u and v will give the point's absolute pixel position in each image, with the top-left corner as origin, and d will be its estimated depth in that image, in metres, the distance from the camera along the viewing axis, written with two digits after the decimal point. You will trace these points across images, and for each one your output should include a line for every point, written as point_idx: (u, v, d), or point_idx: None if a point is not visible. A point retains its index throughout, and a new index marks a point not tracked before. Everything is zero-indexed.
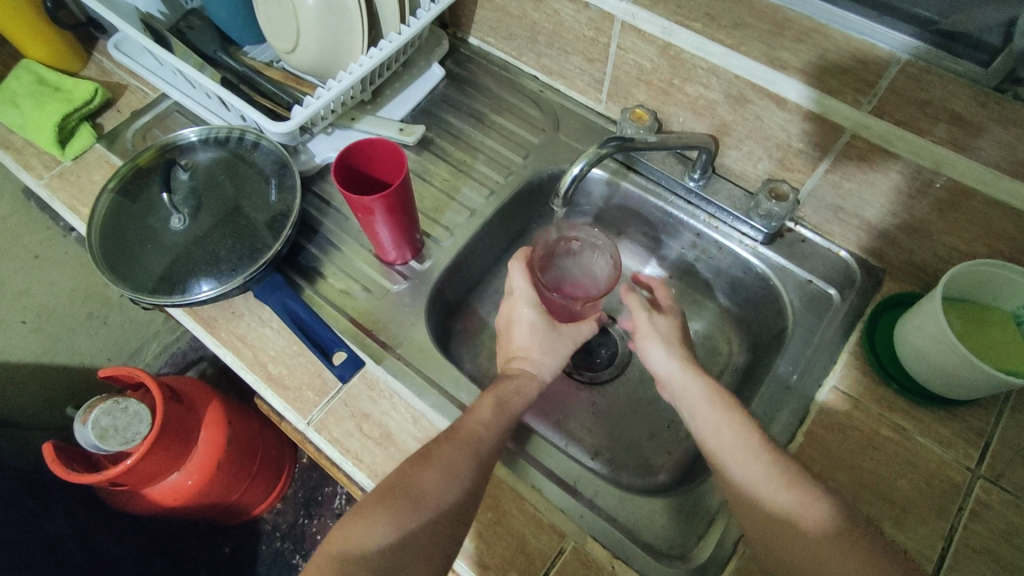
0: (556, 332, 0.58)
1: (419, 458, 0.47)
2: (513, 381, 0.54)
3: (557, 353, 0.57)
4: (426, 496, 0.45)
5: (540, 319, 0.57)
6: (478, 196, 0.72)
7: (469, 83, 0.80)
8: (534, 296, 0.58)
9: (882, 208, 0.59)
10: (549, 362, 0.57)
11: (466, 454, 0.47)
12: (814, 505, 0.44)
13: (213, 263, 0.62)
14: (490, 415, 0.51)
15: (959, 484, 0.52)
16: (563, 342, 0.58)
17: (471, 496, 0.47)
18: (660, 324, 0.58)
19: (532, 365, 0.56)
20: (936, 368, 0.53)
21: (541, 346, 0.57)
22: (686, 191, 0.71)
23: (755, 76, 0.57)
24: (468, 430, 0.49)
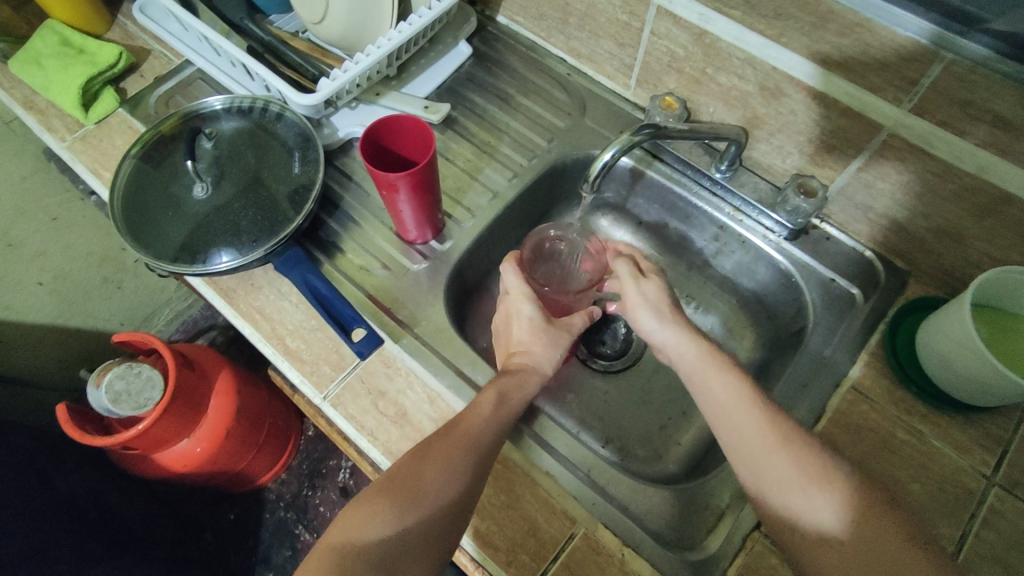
0: (553, 326, 0.58)
1: (420, 453, 0.47)
2: (518, 376, 0.54)
3: (557, 346, 0.57)
4: (425, 490, 0.45)
5: (538, 313, 0.57)
6: (501, 178, 0.71)
7: (496, 63, 0.79)
8: (530, 292, 0.58)
9: (913, 208, 0.58)
10: (549, 354, 0.56)
11: (465, 451, 0.47)
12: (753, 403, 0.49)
13: (234, 234, 0.62)
14: (490, 411, 0.50)
15: (973, 489, 0.52)
16: (563, 334, 0.58)
17: (469, 494, 0.47)
18: (649, 288, 0.58)
19: (533, 359, 0.56)
20: (960, 374, 0.52)
21: (540, 339, 0.57)
22: (711, 183, 0.69)
23: (793, 70, 0.56)
24: (467, 426, 0.49)
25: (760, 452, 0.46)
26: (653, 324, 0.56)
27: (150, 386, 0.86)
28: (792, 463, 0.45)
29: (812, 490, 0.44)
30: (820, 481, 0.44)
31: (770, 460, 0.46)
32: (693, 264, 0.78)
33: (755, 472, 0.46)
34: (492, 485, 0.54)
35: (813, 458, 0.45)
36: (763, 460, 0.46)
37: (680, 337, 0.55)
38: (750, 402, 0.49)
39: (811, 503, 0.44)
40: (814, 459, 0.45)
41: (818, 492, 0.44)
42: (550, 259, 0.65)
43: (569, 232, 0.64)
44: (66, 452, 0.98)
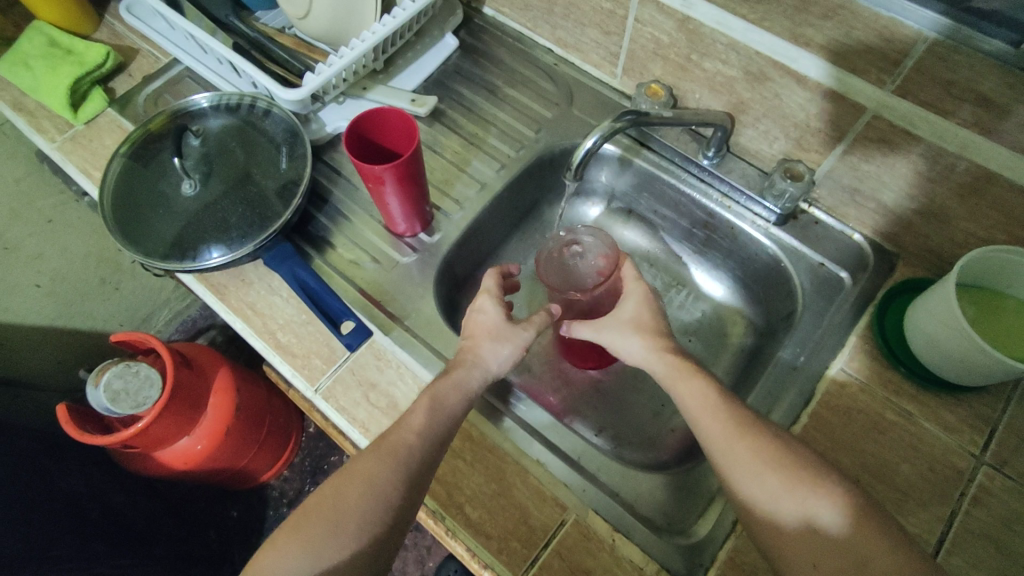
0: (513, 325, 0.55)
1: (347, 474, 0.47)
2: (458, 372, 0.52)
3: (509, 346, 0.54)
4: (347, 514, 0.45)
5: (498, 310, 0.56)
6: (489, 169, 0.71)
7: (483, 54, 0.79)
8: (497, 293, 0.57)
9: (899, 190, 0.58)
10: (495, 350, 0.53)
11: (388, 468, 0.46)
12: (720, 408, 0.49)
13: (223, 230, 0.62)
14: (423, 420, 0.48)
15: (962, 469, 0.52)
16: (525, 333, 0.56)
17: (398, 517, 0.46)
18: (618, 312, 0.58)
19: (477, 354, 0.53)
20: (946, 354, 0.52)
21: (493, 336, 0.54)
22: (699, 169, 0.69)
23: (777, 53, 0.56)
24: (395, 439, 0.47)
25: (724, 445, 0.47)
26: (633, 346, 0.55)
27: (145, 385, 0.87)
28: (752, 453, 0.46)
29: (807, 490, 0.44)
30: (809, 483, 0.44)
31: (731, 453, 0.47)
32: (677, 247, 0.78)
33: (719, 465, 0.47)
34: (483, 473, 0.54)
35: (780, 453, 0.46)
36: (726, 453, 0.47)
37: (649, 355, 0.54)
38: (714, 400, 0.49)
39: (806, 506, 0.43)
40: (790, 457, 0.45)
41: (810, 496, 0.43)
42: (571, 261, 0.63)
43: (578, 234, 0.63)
44: (69, 452, 0.99)
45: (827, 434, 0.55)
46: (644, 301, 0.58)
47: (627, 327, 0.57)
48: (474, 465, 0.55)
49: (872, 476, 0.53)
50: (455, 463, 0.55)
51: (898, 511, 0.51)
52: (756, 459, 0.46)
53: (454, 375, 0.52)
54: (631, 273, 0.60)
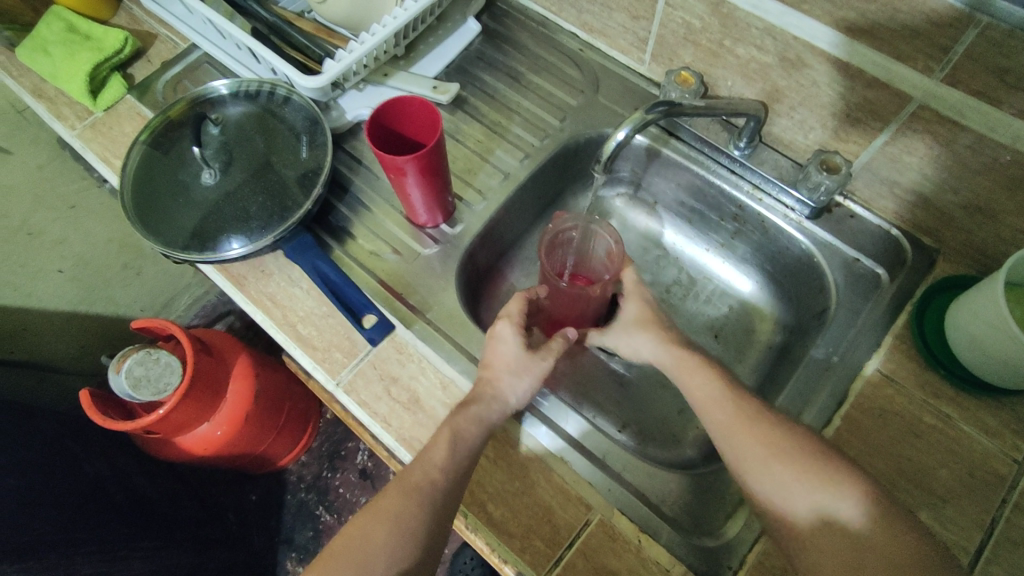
0: (532, 356, 0.54)
1: (369, 514, 0.47)
2: (476, 408, 0.51)
3: (530, 380, 0.53)
4: (374, 556, 0.44)
5: (518, 339, 0.54)
6: (512, 159, 0.69)
7: (506, 40, 0.76)
8: (519, 323, 0.56)
9: (943, 183, 0.55)
10: (514, 384, 0.52)
11: (412, 508, 0.46)
12: (725, 402, 0.51)
13: (244, 220, 0.61)
14: (445, 457, 0.48)
15: (1004, 475, 0.50)
16: (544, 361, 0.55)
17: (427, 556, 0.46)
18: (622, 314, 0.60)
19: (496, 389, 0.52)
20: (991, 356, 0.50)
21: (511, 370, 0.53)
22: (730, 160, 0.67)
23: (816, 39, 0.53)
24: (417, 475, 0.47)
25: (731, 436, 0.49)
26: (641, 344, 0.58)
27: (162, 375, 0.88)
28: (759, 445, 0.47)
29: (809, 481, 0.44)
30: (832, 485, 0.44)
31: (738, 443, 0.48)
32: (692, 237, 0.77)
33: (728, 456, 0.49)
34: (505, 471, 0.53)
35: (789, 443, 0.46)
36: (733, 443, 0.49)
37: (657, 351, 0.57)
38: (721, 393, 0.51)
39: (828, 512, 0.43)
40: (800, 450, 0.46)
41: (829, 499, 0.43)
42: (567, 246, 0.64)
43: (580, 219, 0.62)
44: (91, 436, 1.00)
45: (860, 439, 0.53)
46: (644, 301, 0.60)
47: (631, 327, 0.59)
48: (497, 463, 0.54)
49: (908, 480, 0.51)
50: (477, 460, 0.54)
51: (935, 516, 0.49)
52: (764, 451, 0.47)
53: (472, 411, 0.51)
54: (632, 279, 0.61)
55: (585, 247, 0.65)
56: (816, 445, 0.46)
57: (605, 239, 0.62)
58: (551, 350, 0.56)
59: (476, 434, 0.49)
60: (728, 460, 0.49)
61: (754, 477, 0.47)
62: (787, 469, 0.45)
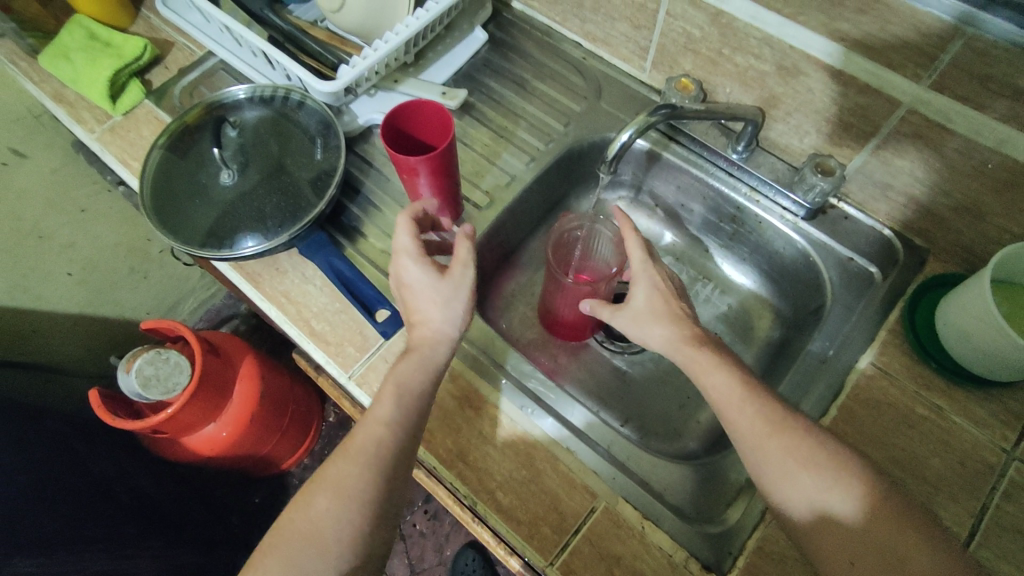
0: (438, 277, 0.52)
1: (315, 482, 0.48)
2: (417, 355, 0.52)
3: (458, 304, 0.53)
4: (319, 524, 0.46)
5: (423, 272, 0.52)
6: (518, 162, 0.72)
7: (512, 49, 0.79)
8: (417, 251, 0.53)
9: (933, 185, 0.58)
10: (448, 316, 0.52)
11: (357, 470, 0.47)
12: (749, 405, 0.49)
13: (259, 220, 0.63)
14: (390, 414, 0.49)
15: (993, 464, 0.52)
16: (463, 277, 0.53)
17: (377, 514, 0.48)
18: (632, 303, 0.55)
19: (432, 329, 0.52)
20: (980, 349, 0.52)
21: (429, 304, 0.52)
22: (727, 163, 0.69)
23: (813, 48, 0.56)
24: (361, 439, 0.49)
25: (757, 442, 0.48)
26: (653, 334, 0.54)
27: (168, 377, 0.89)
28: (788, 455, 0.46)
29: (838, 494, 0.45)
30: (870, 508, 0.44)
31: (765, 450, 0.47)
32: (692, 238, 0.79)
33: (750, 460, 0.48)
34: (513, 460, 0.55)
35: (823, 459, 0.46)
36: (758, 450, 0.47)
37: (670, 344, 0.53)
38: (742, 393, 0.49)
39: (865, 536, 0.44)
40: (827, 457, 0.46)
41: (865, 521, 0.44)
42: (574, 244, 0.67)
43: (584, 219, 0.65)
44: (99, 436, 1.01)
45: (856, 430, 0.55)
46: (656, 289, 0.55)
47: (642, 317, 0.54)
48: (505, 452, 0.56)
49: (903, 470, 0.53)
50: (485, 449, 0.56)
51: (927, 503, 0.51)
52: (795, 464, 0.46)
53: (413, 358, 0.52)
54: (640, 258, 0.56)
55: (590, 245, 0.67)
56: (848, 461, 0.46)
57: (609, 238, 0.65)
58: (464, 266, 0.53)
59: (424, 384, 0.51)
60: (747, 461, 0.49)
61: (781, 488, 0.46)
62: (816, 479, 0.45)
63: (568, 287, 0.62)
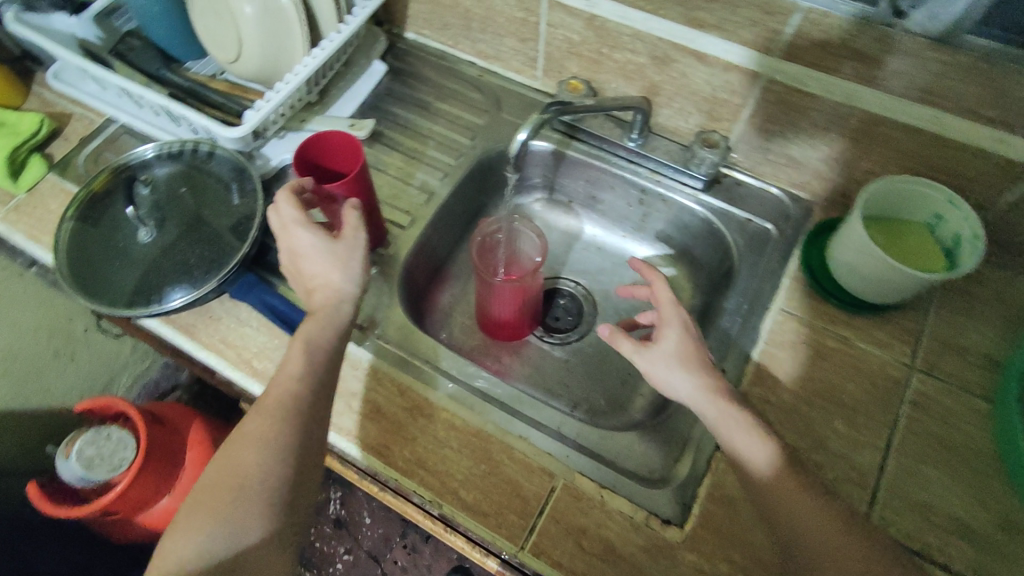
0: (333, 242, 0.55)
1: (238, 439, 0.50)
2: (325, 312, 0.54)
3: (354, 262, 0.55)
4: (249, 474, 0.48)
5: (316, 237, 0.55)
6: (433, 179, 0.74)
7: (411, 75, 0.82)
8: (304, 217, 0.55)
9: (804, 142, 0.64)
10: (346, 276, 0.55)
11: (279, 419, 0.49)
12: (786, 480, 0.47)
13: (185, 271, 0.64)
14: (302, 366, 0.52)
15: (898, 378, 0.58)
16: (355, 239, 0.56)
17: (304, 458, 0.50)
18: (660, 348, 0.54)
19: (333, 289, 0.54)
20: (867, 278, 0.59)
21: (322, 267, 0.55)
22: (627, 152, 0.73)
23: (678, 38, 0.62)
24: (280, 391, 0.51)
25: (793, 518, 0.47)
26: (681, 382, 0.53)
27: (119, 460, 0.86)
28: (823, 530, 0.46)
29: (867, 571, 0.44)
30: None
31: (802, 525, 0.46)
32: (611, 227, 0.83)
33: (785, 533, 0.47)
34: (471, 458, 0.57)
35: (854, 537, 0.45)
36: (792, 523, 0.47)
37: (700, 395, 0.52)
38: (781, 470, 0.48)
39: None
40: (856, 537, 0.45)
41: None
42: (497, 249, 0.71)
43: (500, 221, 0.69)
44: (44, 531, 0.95)
45: (780, 370, 0.60)
46: (687, 336, 0.54)
47: (675, 365, 0.53)
48: (462, 451, 0.57)
49: (823, 397, 0.58)
50: (443, 452, 0.57)
51: (851, 424, 0.56)
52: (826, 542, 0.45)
53: (320, 317, 0.54)
54: (665, 297, 0.56)
55: (513, 245, 0.71)
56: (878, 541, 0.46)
57: (528, 236, 0.70)
58: (354, 228, 0.56)
59: (330, 340, 0.53)
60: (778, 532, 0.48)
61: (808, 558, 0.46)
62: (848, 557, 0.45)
63: (495, 287, 0.66)
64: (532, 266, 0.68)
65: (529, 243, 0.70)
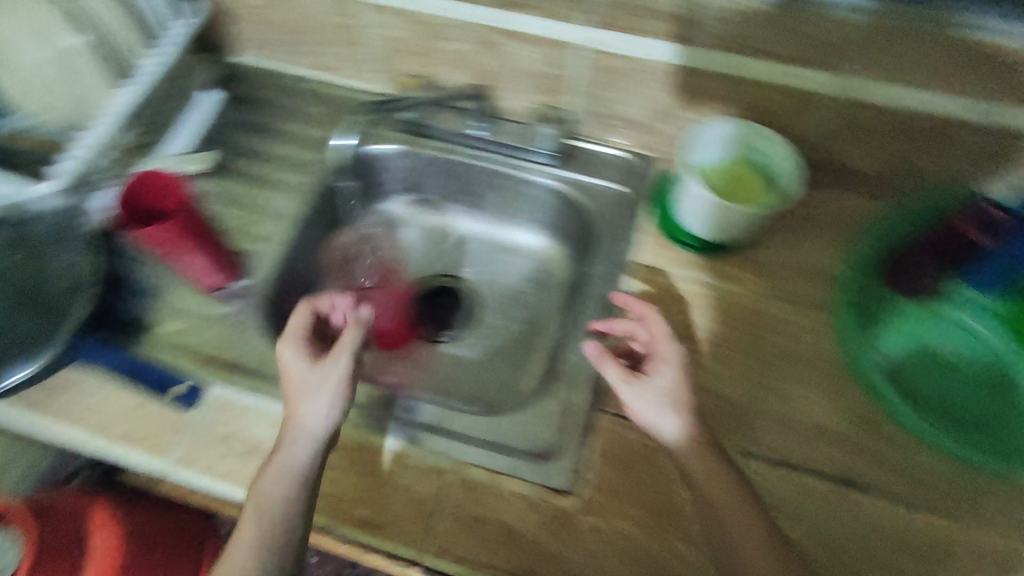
0: (323, 365, 0.54)
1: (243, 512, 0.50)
2: (282, 450, 0.51)
3: (328, 395, 0.53)
4: (243, 545, 0.49)
5: (303, 355, 0.55)
6: (284, 201, 0.72)
7: (243, 99, 0.79)
8: (298, 337, 0.56)
9: (631, 103, 0.67)
10: (316, 405, 0.52)
11: (277, 490, 0.50)
12: (752, 531, 0.49)
13: (23, 345, 0.58)
14: (303, 439, 0.51)
15: (749, 306, 0.64)
16: (340, 367, 0.54)
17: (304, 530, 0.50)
18: (652, 384, 0.55)
19: (303, 414, 0.52)
20: (706, 219, 0.63)
21: (302, 387, 0.53)
22: (476, 140, 0.73)
23: (493, 20, 0.63)
24: (279, 464, 0.50)
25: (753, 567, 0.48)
26: (665, 422, 0.53)
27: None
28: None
29: None
30: None
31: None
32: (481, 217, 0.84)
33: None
34: (362, 473, 0.56)
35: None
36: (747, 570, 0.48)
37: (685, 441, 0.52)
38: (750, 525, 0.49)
39: None
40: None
41: None
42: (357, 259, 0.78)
43: (365, 233, 0.80)
44: None
45: None
46: (683, 378, 0.55)
47: (662, 404, 0.54)
48: (352, 469, 0.56)
49: (686, 340, 0.62)
50: (333, 474, 0.56)
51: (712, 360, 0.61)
52: None
53: (285, 453, 0.51)
54: (664, 334, 0.57)
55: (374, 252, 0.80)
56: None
57: (393, 243, 0.82)
58: (341, 354, 0.54)
59: (286, 485, 0.49)
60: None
61: None
62: None
63: (369, 297, 0.77)
64: (395, 269, 0.80)
65: (392, 248, 0.81)
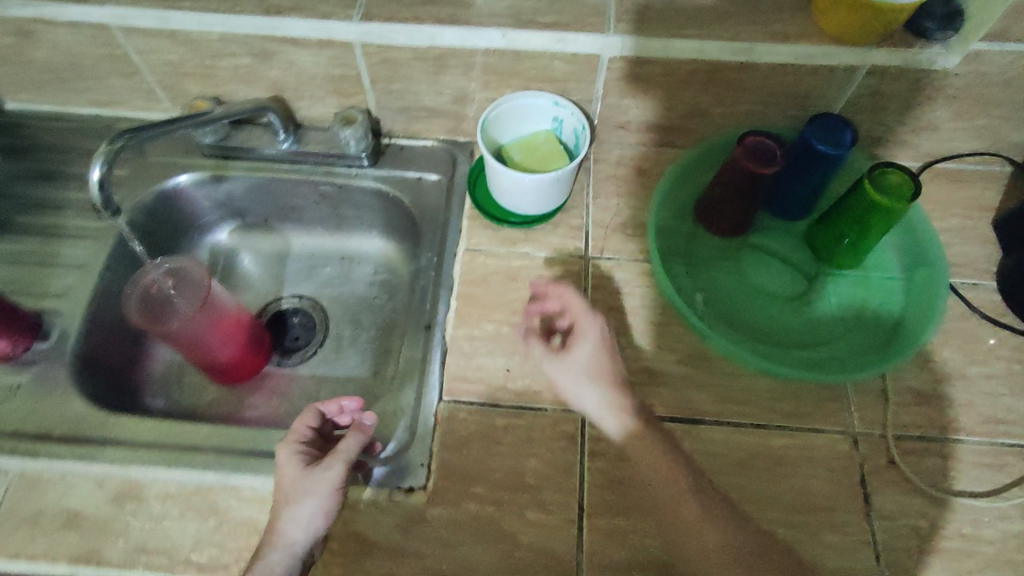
0: (314, 470, 0.50)
1: None
2: (265, 549, 0.48)
3: (312, 508, 0.49)
4: None
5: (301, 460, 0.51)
6: (82, 250, 0.67)
7: (27, 148, 0.73)
8: (301, 447, 0.52)
9: (429, 92, 0.68)
10: (301, 515, 0.48)
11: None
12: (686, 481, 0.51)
13: None
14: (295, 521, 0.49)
15: (574, 269, 0.66)
16: (330, 473, 0.50)
17: None
18: (570, 359, 0.56)
19: (286, 520, 0.48)
20: (512, 192, 0.65)
21: (292, 494, 0.49)
22: (285, 154, 0.72)
23: (262, 29, 0.61)
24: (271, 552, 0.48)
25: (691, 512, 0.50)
26: (588, 397, 0.55)
27: None
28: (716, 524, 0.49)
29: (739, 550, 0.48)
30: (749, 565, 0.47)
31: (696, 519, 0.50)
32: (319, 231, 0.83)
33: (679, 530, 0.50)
34: (196, 517, 0.52)
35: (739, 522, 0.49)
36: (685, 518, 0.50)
37: (607, 412, 0.54)
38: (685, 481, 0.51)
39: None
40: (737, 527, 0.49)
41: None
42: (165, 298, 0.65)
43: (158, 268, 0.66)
44: None
45: (475, 306, 0.64)
46: (606, 354, 0.56)
47: (584, 379, 0.55)
48: (184, 516, 0.53)
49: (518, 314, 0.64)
50: (162, 526, 0.52)
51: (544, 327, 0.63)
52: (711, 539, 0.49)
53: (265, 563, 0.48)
54: (580, 309, 0.57)
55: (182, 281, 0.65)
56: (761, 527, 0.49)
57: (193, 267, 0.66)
58: (333, 463, 0.50)
59: None
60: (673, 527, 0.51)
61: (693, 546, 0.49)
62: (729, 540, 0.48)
63: (180, 330, 0.62)
64: (203, 291, 0.64)
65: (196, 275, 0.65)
